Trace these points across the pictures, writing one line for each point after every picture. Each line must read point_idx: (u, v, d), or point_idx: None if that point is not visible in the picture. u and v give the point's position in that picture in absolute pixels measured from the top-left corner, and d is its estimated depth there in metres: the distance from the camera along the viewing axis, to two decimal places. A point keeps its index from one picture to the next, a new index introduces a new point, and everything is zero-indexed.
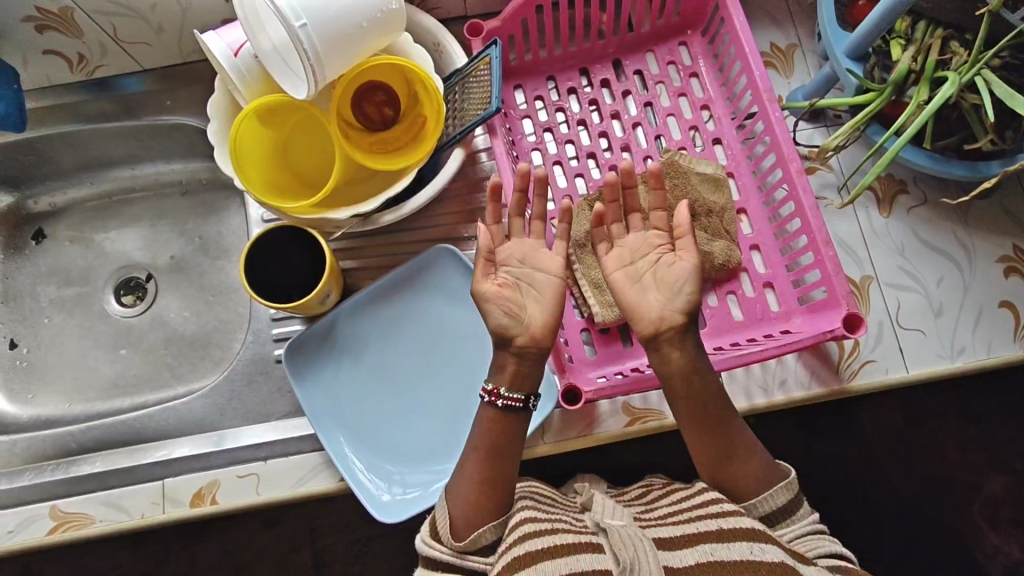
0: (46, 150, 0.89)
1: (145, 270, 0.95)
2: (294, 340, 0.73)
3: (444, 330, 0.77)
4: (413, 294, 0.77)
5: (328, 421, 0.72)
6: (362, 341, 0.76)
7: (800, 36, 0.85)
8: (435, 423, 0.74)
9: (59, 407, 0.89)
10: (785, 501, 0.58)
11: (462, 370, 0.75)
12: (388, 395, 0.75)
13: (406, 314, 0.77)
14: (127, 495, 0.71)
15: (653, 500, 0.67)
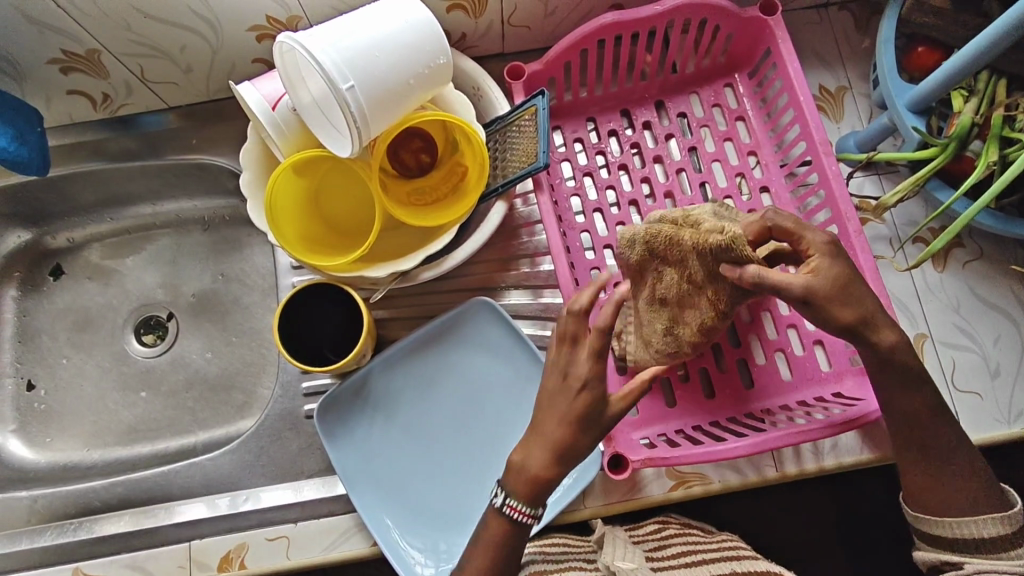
0: (67, 188, 0.86)
1: (166, 309, 0.92)
2: (325, 400, 0.71)
3: (481, 386, 0.74)
4: (447, 348, 0.74)
5: (362, 485, 0.70)
6: (394, 399, 0.73)
7: (850, 78, 0.82)
8: (472, 485, 0.71)
9: (78, 452, 0.87)
10: (993, 534, 0.55)
11: (498, 429, 0.73)
12: (423, 456, 0.72)
13: (440, 370, 0.74)
14: (151, 557, 0.69)
15: (664, 539, 0.69)
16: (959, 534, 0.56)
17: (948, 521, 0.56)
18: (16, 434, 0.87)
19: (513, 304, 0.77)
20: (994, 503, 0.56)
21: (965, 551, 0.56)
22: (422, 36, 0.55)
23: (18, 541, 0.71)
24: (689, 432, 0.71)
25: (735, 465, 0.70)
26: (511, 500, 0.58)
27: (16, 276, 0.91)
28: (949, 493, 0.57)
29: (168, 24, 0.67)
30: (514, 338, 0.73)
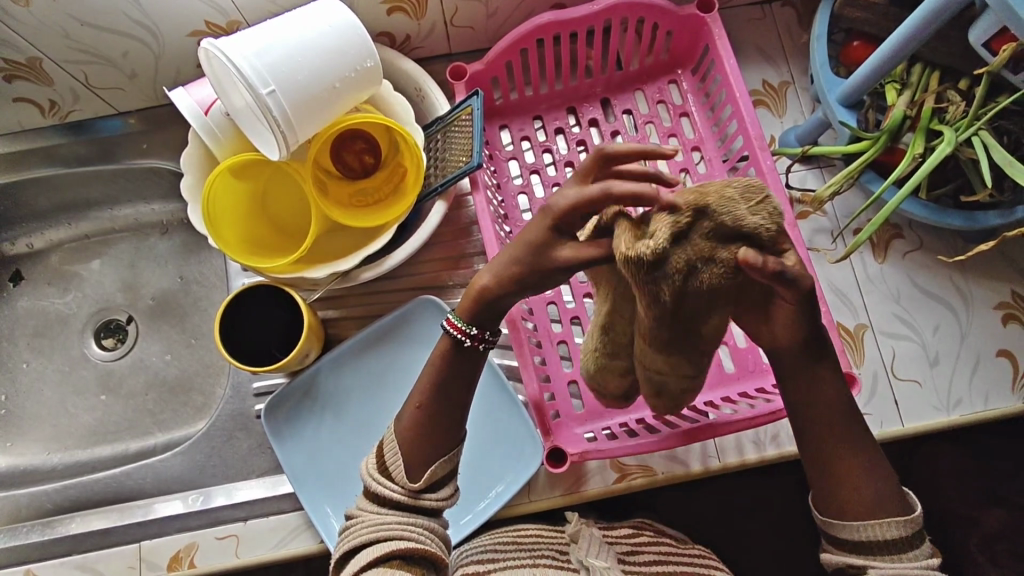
0: (23, 195, 0.87)
1: (125, 312, 0.93)
2: (273, 398, 0.72)
3: None
4: (395, 347, 0.75)
5: (310, 482, 0.71)
6: (342, 397, 0.74)
7: (792, 73, 0.83)
8: None
9: (39, 456, 0.88)
10: (898, 536, 0.50)
11: None
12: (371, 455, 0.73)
13: (388, 369, 0.75)
14: (103, 558, 0.70)
15: (637, 543, 0.69)
16: (867, 536, 0.50)
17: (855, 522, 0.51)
18: None
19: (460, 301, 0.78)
20: (898, 503, 0.51)
21: (866, 551, 0.51)
22: (345, 41, 0.56)
23: None
24: (632, 425, 0.72)
25: (678, 456, 0.71)
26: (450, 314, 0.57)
27: None
28: (854, 491, 0.52)
29: (109, 32, 0.68)
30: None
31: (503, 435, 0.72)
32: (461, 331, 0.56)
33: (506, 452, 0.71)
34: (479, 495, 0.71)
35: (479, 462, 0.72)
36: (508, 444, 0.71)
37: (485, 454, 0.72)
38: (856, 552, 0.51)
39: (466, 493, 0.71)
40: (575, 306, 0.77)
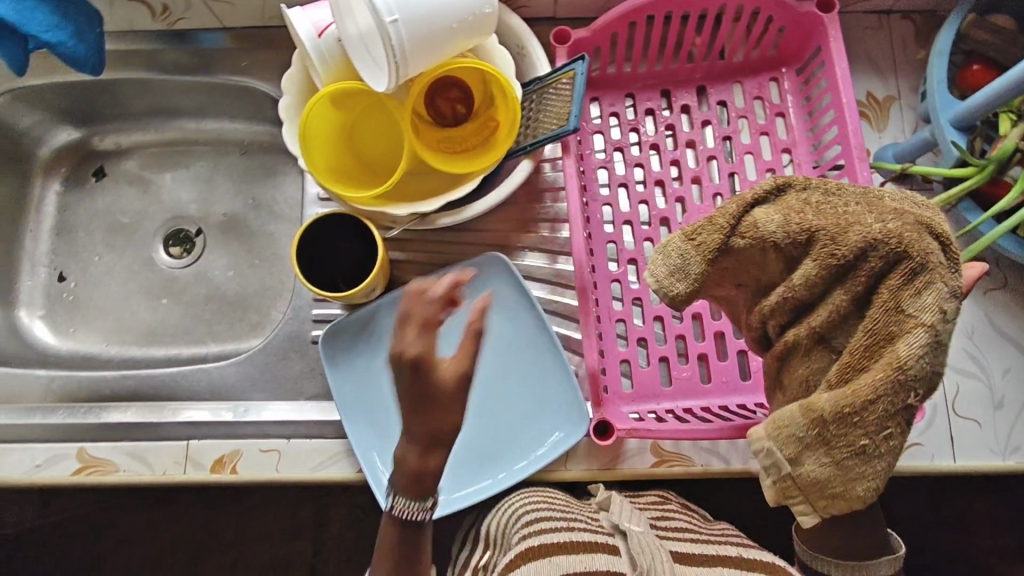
0: (120, 93, 0.90)
1: (196, 224, 0.96)
2: (331, 326, 0.74)
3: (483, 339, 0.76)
4: (455, 297, 0.76)
5: (356, 413, 0.73)
6: (398, 337, 0.76)
7: (900, 89, 0.80)
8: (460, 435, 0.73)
9: (97, 345, 0.91)
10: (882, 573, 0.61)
11: (498, 383, 0.75)
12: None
13: (445, 317, 0.76)
14: (152, 450, 0.73)
15: (667, 513, 0.71)
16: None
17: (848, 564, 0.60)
18: (41, 319, 0.91)
19: (525, 264, 0.79)
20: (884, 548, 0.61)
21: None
22: None
23: (32, 416, 0.74)
24: (679, 412, 0.73)
25: (719, 452, 0.72)
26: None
27: (62, 171, 0.95)
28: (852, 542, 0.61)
29: None
30: (520, 297, 0.75)
31: (549, 398, 0.73)
32: None
33: (549, 416, 0.72)
34: (519, 453, 0.72)
35: (522, 420, 0.73)
36: (552, 408, 0.72)
37: (528, 414, 0.73)
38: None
39: (504, 449, 0.73)
40: (639, 287, 0.77)
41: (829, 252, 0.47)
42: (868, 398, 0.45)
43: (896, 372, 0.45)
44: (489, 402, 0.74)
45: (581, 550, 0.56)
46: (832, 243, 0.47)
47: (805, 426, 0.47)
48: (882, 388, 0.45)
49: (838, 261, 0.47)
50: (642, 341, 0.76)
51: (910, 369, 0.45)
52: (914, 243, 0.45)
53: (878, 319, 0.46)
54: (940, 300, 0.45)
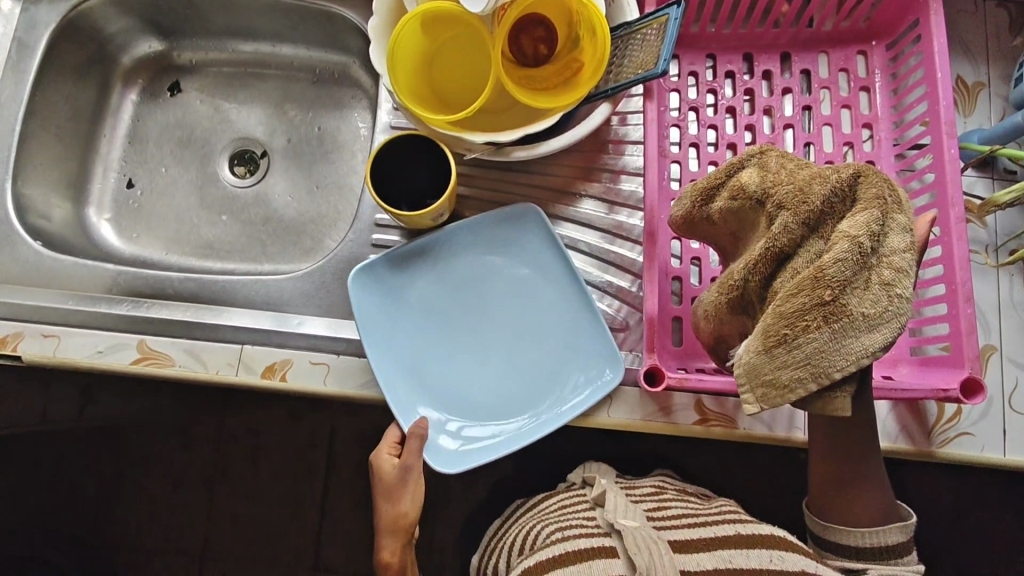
0: (204, 8, 0.91)
1: (261, 147, 0.98)
2: (364, 262, 0.73)
3: (512, 293, 0.76)
4: (487, 244, 0.76)
5: (385, 355, 0.73)
6: (428, 281, 0.76)
7: (991, 75, 0.78)
8: (493, 383, 0.74)
9: (158, 253, 0.93)
10: (898, 539, 0.63)
11: (528, 335, 0.75)
12: (446, 340, 0.75)
13: (475, 264, 0.76)
14: (207, 349, 0.74)
15: (664, 502, 0.74)
16: (866, 544, 0.64)
17: (863, 531, 0.64)
18: (108, 222, 0.94)
19: (585, 212, 0.79)
20: (890, 512, 0.65)
21: (868, 556, 0.64)
22: None
23: (98, 304, 0.77)
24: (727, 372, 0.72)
25: (763, 418, 0.71)
26: None
27: (139, 81, 0.97)
28: (861, 507, 0.64)
29: None
30: (556, 250, 0.75)
31: (581, 353, 0.73)
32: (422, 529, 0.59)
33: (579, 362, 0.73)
34: (554, 400, 0.72)
35: (553, 373, 0.73)
36: (586, 361, 0.72)
37: (560, 367, 0.73)
38: (857, 556, 0.64)
39: (535, 399, 0.73)
40: (698, 247, 0.76)
41: (798, 202, 0.54)
42: (807, 323, 0.50)
43: (840, 303, 0.50)
44: (515, 353, 0.75)
45: (578, 560, 0.59)
46: (802, 195, 0.54)
47: (755, 345, 0.54)
48: (822, 316, 0.50)
49: (808, 211, 0.54)
50: (696, 300, 0.75)
51: (854, 304, 0.49)
52: (877, 197, 0.51)
53: (833, 256, 0.50)
54: (895, 247, 0.50)
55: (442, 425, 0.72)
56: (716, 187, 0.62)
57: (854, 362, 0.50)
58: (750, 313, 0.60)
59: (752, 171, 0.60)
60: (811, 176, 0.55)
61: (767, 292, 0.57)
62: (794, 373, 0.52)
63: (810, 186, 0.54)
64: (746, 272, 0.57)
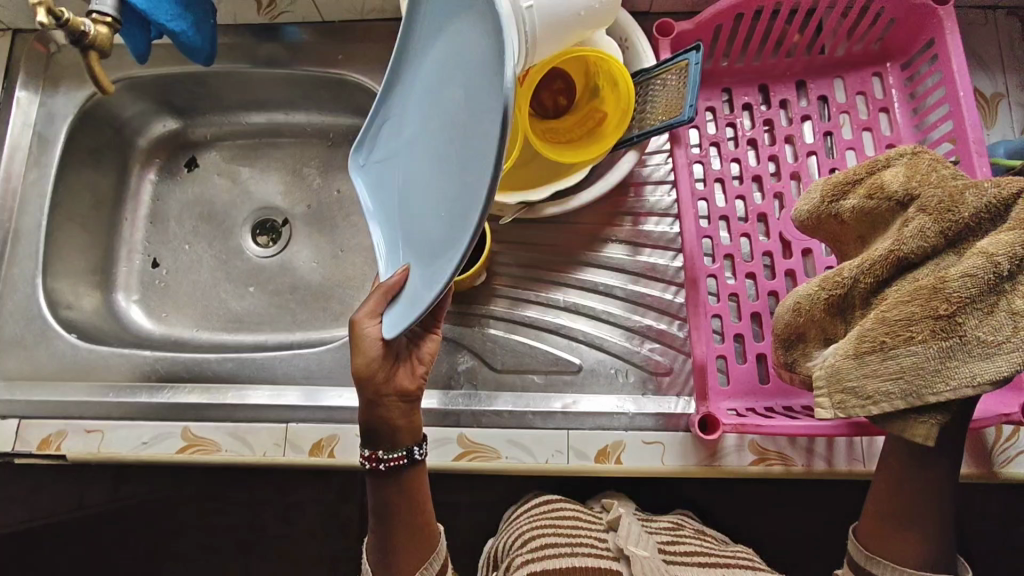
0: (216, 86, 0.92)
1: (283, 215, 0.98)
2: (361, 137, 0.61)
3: (458, 46, 0.48)
4: (441, 32, 0.51)
5: (378, 198, 0.58)
6: (400, 142, 0.56)
7: (1007, 86, 0.79)
8: (454, 212, 0.46)
9: (189, 330, 0.93)
10: None
11: (477, 52, 0.46)
12: (425, 150, 0.52)
13: (442, 69, 0.51)
14: (252, 431, 0.74)
15: (679, 535, 0.74)
16: None
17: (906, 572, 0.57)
18: (137, 305, 0.94)
19: (617, 257, 0.79)
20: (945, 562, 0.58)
21: None
22: None
23: (138, 395, 0.76)
24: (779, 409, 0.71)
25: (821, 452, 0.70)
26: (388, 455, 0.59)
27: (157, 161, 0.98)
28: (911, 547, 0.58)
29: None
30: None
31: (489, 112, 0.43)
32: (364, 459, 0.60)
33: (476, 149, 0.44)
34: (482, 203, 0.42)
35: (483, 172, 0.43)
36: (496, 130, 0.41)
37: (483, 171, 0.43)
38: None
39: (463, 223, 0.44)
40: (734, 282, 0.76)
41: (945, 208, 0.53)
42: (912, 333, 0.52)
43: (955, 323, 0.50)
44: (467, 168, 0.45)
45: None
46: (952, 203, 0.53)
47: (846, 348, 0.55)
48: (931, 330, 0.51)
49: (953, 220, 0.53)
50: (739, 337, 0.74)
51: (968, 325, 0.50)
52: None
53: (960, 271, 0.50)
54: None
55: (412, 291, 0.51)
56: (852, 183, 0.61)
57: (958, 386, 0.50)
58: (846, 317, 0.60)
59: (897, 172, 0.58)
60: (968, 188, 0.53)
61: (874, 297, 0.57)
62: (898, 383, 0.53)
63: (968, 198, 0.53)
64: (859, 273, 0.57)
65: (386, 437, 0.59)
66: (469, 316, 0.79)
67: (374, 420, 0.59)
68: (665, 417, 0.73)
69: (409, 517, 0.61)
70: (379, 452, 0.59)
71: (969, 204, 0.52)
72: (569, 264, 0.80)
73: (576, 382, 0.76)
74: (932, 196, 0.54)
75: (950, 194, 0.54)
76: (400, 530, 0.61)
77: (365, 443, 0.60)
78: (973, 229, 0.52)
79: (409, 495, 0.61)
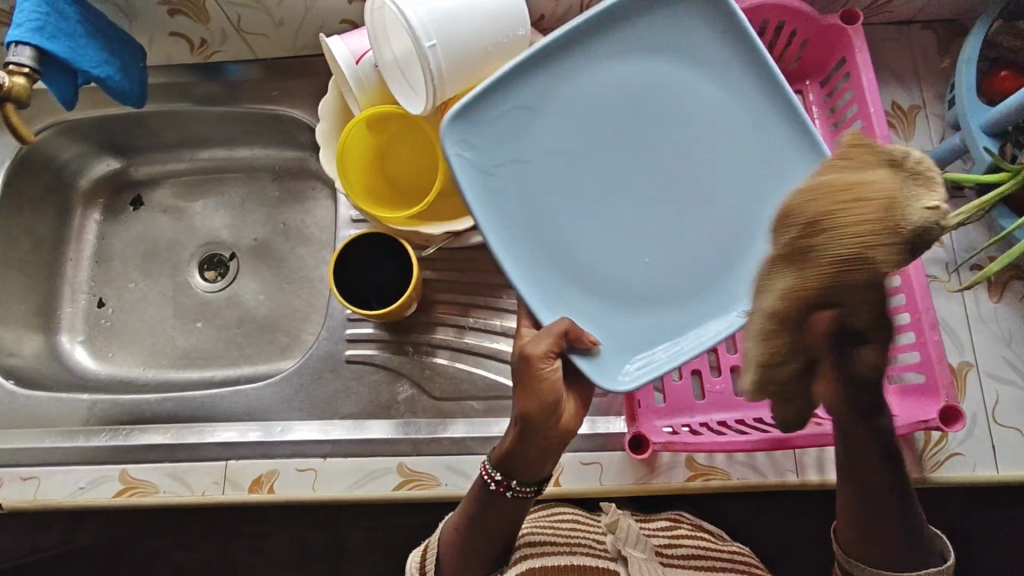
0: (156, 125, 0.93)
1: (229, 249, 0.98)
2: (459, 108, 0.54)
3: (664, 88, 0.59)
4: (649, 64, 0.60)
5: (503, 194, 0.55)
6: (539, 150, 0.57)
7: (924, 97, 0.81)
8: (638, 241, 0.58)
9: (135, 369, 0.93)
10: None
11: (691, 104, 0.60)
12: (583, 171, 0.58)
13: (614, 97, 0.59)
14: (190, 470, 0.74)
15: (675, 537, 0.76)
16: None
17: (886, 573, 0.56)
18: (82, 346, 0.93)
19: None
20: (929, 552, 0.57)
21: None
22: (508, 8, 0.57)
23: (76, 439, 0.77)
24: (713, 425, 0.72)
25: (755, 464, 0.71)
26: (520, 485, 0.56)
27: (101, 201, 0.98)
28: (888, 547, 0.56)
29: None
30: (686, 65, 0.60)
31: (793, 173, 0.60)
32: (488, 474, 0.57)
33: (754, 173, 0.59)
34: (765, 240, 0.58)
35: (743, 210, 0.58)
36: (781, 157, 0.59)
37: (749, 224, 0.58)
38: None
39: (722, 269, 0.58)
40: None
41: (896, 221, 0.40)
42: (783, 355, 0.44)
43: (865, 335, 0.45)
44: (605, 182, 0.58)
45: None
46: (900, 216, 0.41)
47: (753, 358, 0.45)
48: (774, 345, 0.43)
49: (896, 235, 0.40)
50: None
51: (807, 335, 0.43)
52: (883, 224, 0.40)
53: (827, 286, 0.41)
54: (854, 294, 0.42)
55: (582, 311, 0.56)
56: None
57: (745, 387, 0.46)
58: None
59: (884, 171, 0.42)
60: (899, 200, 0.41)
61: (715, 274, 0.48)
62: (816, 384, 0.48)
63: (872, 214, 0.41)
64: None
65: (523, 468, 0.55)
66: (410, 343, 0.81)
67: (518, 451, 0.53)
68: (602, 437, 0.74)
69: (492, 540, 0.60)
70: (511, 480, 0.56)
71: (846, 213, 0.41)
72: (506, 288, 0.81)
73: (514, 406, 0.77)
74: (853, 205, 0.41)
75: (893, 205, 0.41)
76: (482, 545, 0.60)
77: (497, 467, 0.56)
78: (893, 244, 0.41)
79: (507, 518, 0.58)
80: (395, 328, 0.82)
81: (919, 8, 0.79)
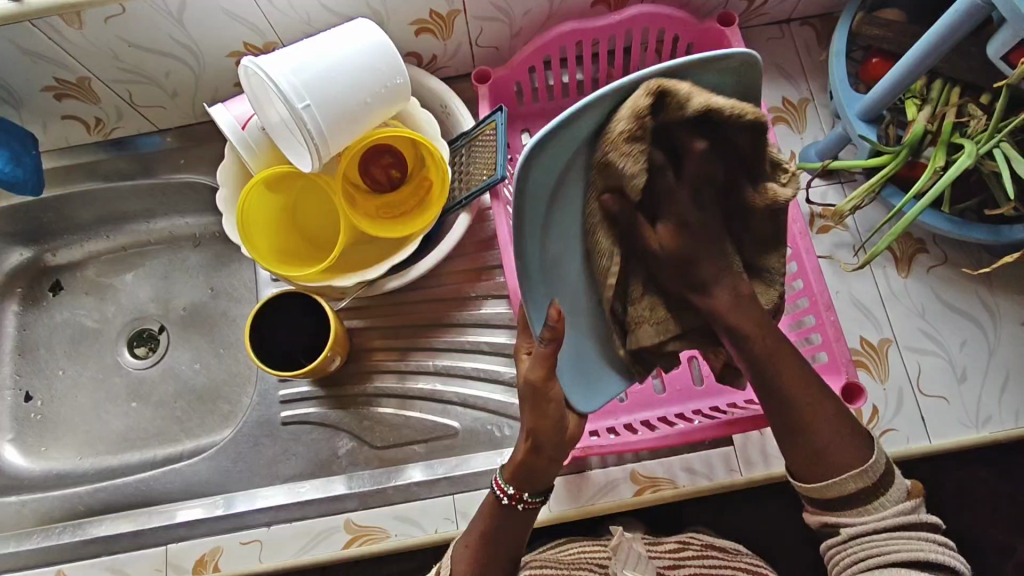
0: (65, 209, 0.91)
1: (157, 322, 0.95)
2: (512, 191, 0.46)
3: None
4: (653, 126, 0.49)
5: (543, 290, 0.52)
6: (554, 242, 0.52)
7: (812, 90, 0.84)
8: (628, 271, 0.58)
9: (71, 461, 0.89)
10: (854, 488, 0.53)
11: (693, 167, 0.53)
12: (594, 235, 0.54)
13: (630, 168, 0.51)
14: (130, 561, 0.72)
15: (682, 557, 0.71)
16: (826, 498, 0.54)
17: (820, 486, 0.54)
18: (12, 444, 0.90)
19: (482, 313, 0.79)
20: (857, 456, 0.54)
21: (840, 511, 0.54)
22: (378, 59, 0.60)
23: (7, 544, 0.74)
24: (637, 424, 0.72)
25: (700, 471, 0.71)
26: (529, 496, 0.56)
27: (18, 291, 0.96)
28: (833, 460, 0.54)
29: (150, 52, 0.72)
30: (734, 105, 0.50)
31: None
32: (502, 489, 0.56)
33: None
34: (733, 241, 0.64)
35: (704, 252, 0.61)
36: None
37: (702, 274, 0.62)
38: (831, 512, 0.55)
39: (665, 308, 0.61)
40: None
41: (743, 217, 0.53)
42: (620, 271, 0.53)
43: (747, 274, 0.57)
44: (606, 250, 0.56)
45: None
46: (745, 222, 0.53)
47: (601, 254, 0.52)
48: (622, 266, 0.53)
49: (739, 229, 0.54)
50: None
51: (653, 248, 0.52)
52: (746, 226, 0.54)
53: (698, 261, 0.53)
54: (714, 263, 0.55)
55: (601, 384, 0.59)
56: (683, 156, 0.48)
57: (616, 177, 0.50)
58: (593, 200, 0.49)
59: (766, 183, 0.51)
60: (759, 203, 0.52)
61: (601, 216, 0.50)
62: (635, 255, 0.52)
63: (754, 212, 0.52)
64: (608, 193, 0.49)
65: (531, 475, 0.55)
66: (347, 395, 0.80)
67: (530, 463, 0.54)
68: None
69: (508, 551, 0.58)
70: (522, 492, 0.56)
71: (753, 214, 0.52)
72: (438, 328, 0.80)
73: (457, 445, 0.77)
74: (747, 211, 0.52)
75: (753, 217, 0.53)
76: (496, 559, 0.58)
77: (511, 480, 0.56)
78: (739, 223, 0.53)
79: (519, 528, 0.58)
80: (329, 382, 0.81)
81: (794, 7, 0.83)
